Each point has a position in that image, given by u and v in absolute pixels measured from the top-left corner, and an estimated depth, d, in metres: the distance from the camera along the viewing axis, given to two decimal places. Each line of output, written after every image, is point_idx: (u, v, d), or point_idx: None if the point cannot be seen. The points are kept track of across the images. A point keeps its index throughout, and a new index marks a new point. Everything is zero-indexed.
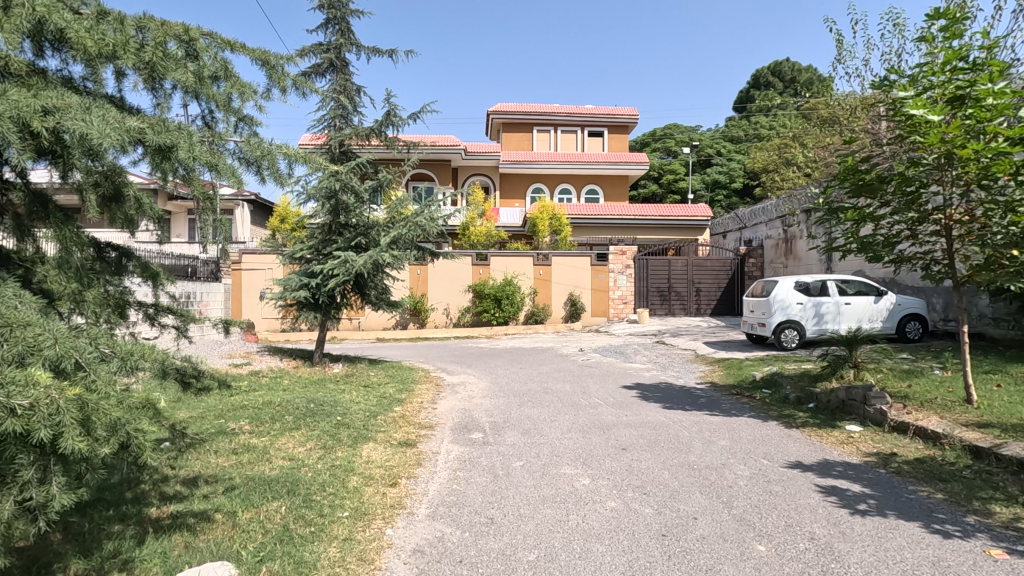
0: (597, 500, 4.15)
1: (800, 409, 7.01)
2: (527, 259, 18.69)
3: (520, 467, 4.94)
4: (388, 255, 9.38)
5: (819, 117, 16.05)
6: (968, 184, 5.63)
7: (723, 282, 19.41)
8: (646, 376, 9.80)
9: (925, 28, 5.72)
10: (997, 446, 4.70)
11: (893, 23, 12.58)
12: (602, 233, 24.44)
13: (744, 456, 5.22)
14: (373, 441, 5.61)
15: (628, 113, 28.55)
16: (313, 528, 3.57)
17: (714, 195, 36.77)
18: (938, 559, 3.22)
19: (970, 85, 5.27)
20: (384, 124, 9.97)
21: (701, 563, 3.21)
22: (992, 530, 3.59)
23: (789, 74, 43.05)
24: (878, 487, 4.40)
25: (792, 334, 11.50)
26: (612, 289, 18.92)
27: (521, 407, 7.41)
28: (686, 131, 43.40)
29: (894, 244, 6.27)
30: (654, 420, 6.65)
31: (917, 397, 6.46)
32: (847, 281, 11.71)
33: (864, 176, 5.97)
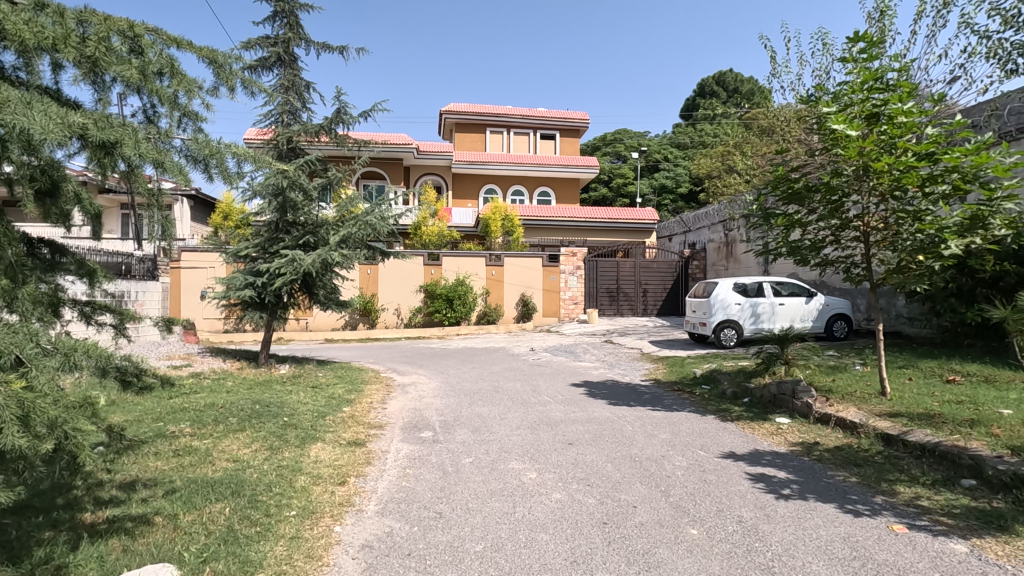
0: (543, 493, 4.31)
1: (736, 403, 7.42)
2: (479, 260, 18.76)
3: (469, 463, 5.04)
4: (337, 254, 9.22)
5: (758, 127, 16.87)
6: (882, 195, 6.13)
7: (669, 283, 20.11)
8: (594, 374, 10.08)
9: (847, 49, 6.20)
10: (904, 433, 5.17)
11: (823, 42, 13.51)
12: (553, 235, 24.85)
13: (683, 448, 5.51)
14: (322, 441, 5.56)
15: (579, 116, 29.10)
16: (259, 528, 3.54)
17: (661, 199, 37.95)
18: (849, 535, 3.54)
19: (883, 103, 5.74)
20: (334, 122, 9.84)
21: (639, 547, 3.40)
22: (895, 508, 3.98)
23: (731, 84, 44.89)
24: (801, 472, 4.76)
25: (731, 333, 12.09)
26: (563, 290, 19.21)
27: (471, 406, 7.50)
28: (635, 136, 44.63)
29: (819, 249, 6.79)
30: (600, 416, 6.89)
31: (839, 390, 6.97)
32: (781, 282, 12.40)
33: (793, 184, 6.44)
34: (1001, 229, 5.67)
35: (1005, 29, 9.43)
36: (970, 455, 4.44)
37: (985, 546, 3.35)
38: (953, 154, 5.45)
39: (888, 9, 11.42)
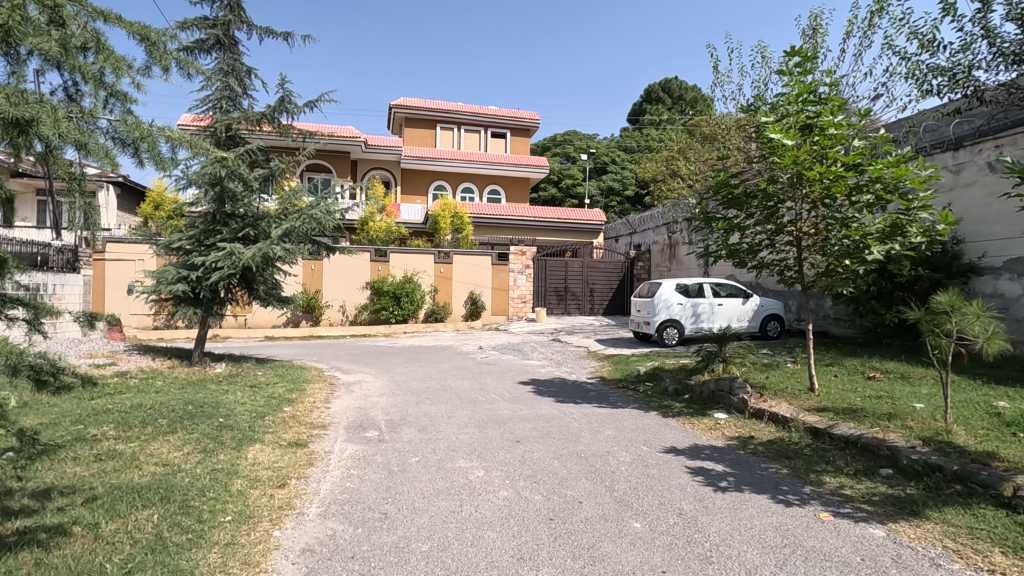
0: (490, 491, 4.30)
1: (677, 400, 7.67)
2: (427, 257, 18.54)
3: (416, 463, 4.97)
4: (279, 248, 8.85)
5: (701, 134, 17.51)
6: (814, 202, 6.49)
7: (615, 283, 20.58)
8: (541, 372, 10.17)
9: (784, 63, 6.52)
10: (830, 426, 5.51)
11: (761, 55, 14.19)
12: (503, 233, 24.91)
13: (627, 444, 5.64)
14: (261, 443, 5.33)
15: (530, 116, 29.28)
16: (190, 535, 3.35)
17: (608, 201, 38.75)
18: (780, 524, 3.73)
19: (816, 115, 6.08)
20: (277, 111, 9.46)
21: (584, 542, 3.46)
22: (822, 496, 4.23)
23: (676, 91, 46.39)
24: (737, 465, 4.98)
25: (673, 332, 12.50)
26: (511, 289, 19.29)
27: (419, 405, 7.40)
28: (584, 137, 45.36)
29: (755, 252, 7.13)
30: (547, 413, 6.95)
31: (772, 386, 7.35)
32: (720, 283, 12.92)
33: (733, 190, 6.75)
34: (916, 237, 6.14)
35: (922, 52, 10.21)
36: (888, 446, 4.76)
37: (900, 530, 3.61)
38: (876, 166, 5.85)
39: (820, 27, 12.12)
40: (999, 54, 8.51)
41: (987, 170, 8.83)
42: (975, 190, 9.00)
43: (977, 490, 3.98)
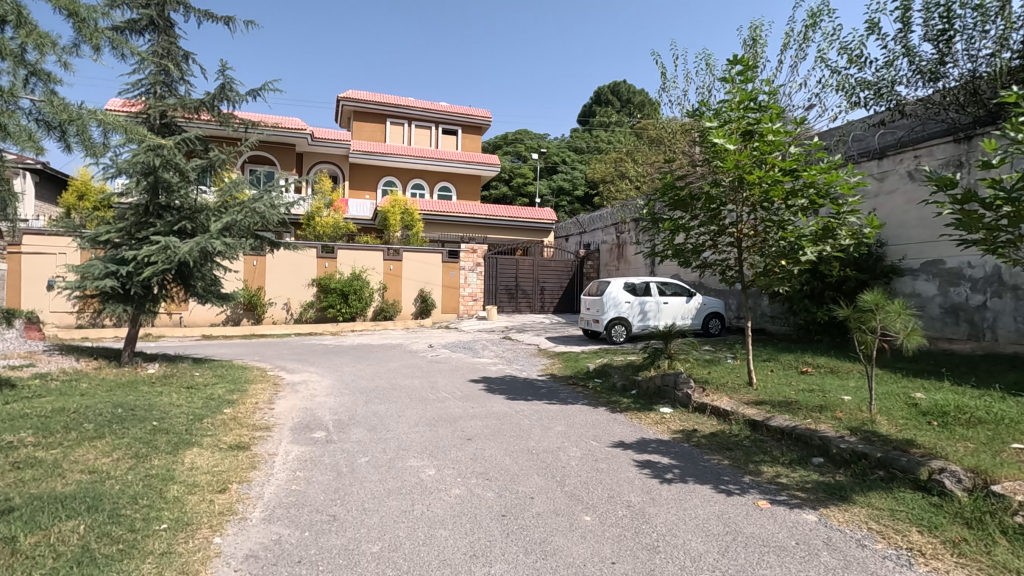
0: (442, 489, 4.28)
1: (625, 396, 7.87)
2: (376, 254, 18.18)
3: (365, 463, 4.87)
4: (219, 242, 8.44)
5: (649, 137, 17.99)
6: (753, 205, 6.79)
7: (564, 281, 20.87)
8: (492, 370, 10.18)
9: (727, 70, 6.78)
10: (767, 419, 5.79)
11: (706, 63, 14.74)
12: (453, 231, 24.77)
13: (577, 439, 5.74)
14: (198, 447, 5.08)
15: (482, 114, 29.21)
16: (121, 546, 3.15)
17: (558, 200, 39.23)
18: (722, 513, 3.90)
19: (756, 122, 6.35)
20: (217, 99, 9.03)
21: (536, 537, 3.49)
22: (760, 485, 4.45)
23: (625, 95, 47.52)
24: (682, 458, 5.16)
25: (621, 330, 12.79)
26: (462, 286, 19.20)
27: (368, 404, 7.24)
28: (535, 137, 45.72)
29: (699, 252, 7.40)
30: (498, 411, 6.97)
31: (714, 381, 7.65)
32: (666, 283, 13.33)
33: (679, 192, 6.98)
34: (845, 240, 6.54)
35: (850, 66, 10.88)
36: (820, 436, 5.05)
37: (830, 515, 3.84)
38: (811, 172, 6.19)
39: (760, 38, 12.69)
40: (918, 71, 9.18)
41: (906, 179, 9.49)
42: (896, 197, 9.66)
43: (897, 475, 4.29)
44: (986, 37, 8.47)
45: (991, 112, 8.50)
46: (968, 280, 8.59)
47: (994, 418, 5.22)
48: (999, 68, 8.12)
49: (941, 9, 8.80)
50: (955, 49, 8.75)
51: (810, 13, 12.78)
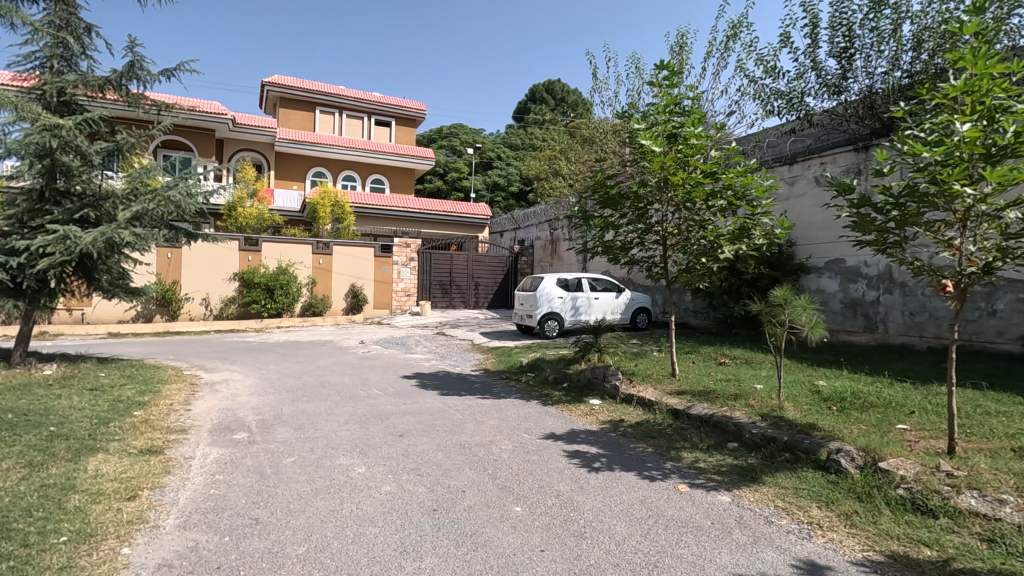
0: (372, 486, 4.21)
1: (557, 388, 8.06)
2: (304, 247, 17.50)
3: (291, 463, 4.71)
4: (127, 233, 7.80)
5: (581, 136, 18.39)
6: (677, 205, 7.11)
7: (499, 277, 20.99)
8: (426, 366, 10.10)
9: (654, 75, 7.06)
10: (688, 408, 6.12)
11: (636, 67, 15.24)
12: (386, 225, 24.26)
13: (509, 433, 5.82)
14: (104, 453, 4.71)
15: (416, 106, 28.71)
16: (13, 563, 2.89)
17: (493, 196, 39.28)
18: (646, 498, 4.09)
19: (680, 126, 6.64)
20: (125, 77, 8.35)
21: (467, 529, 3.52)
22: (680, 470, 4.70)
23: (559, 93, 48.29)
24: (609, 447, 5.36)
25: (554, 325, 13.05)
26: (395, 281, 18.84)
27: (294, 403, 6.99)
28: (471, 132, 45.60)
29: (627, 249, 7.69)
30: (431, 406, 6.94)
31: (641, 373, 7.98)
32: (596, 279, 13.71)
33: (609, 191, 7.21)
34: (759, 239, 6.98)
35: (766, 76, 11.62)
36: (734, 423, 5.41)
37: (742, 495, 4.13)
38: (729, 175, 6.56)
39: (685, 45, 13.30)
40: (824, 84, 9.94)
41: (813, 184, 10.26)
42: (804, 201, 10.43)
43: (801, 456, 4.66)
44: (881, 56, 9.30)
45: (885, 125, 9.34)
46: (864, 278, 9.43)
47: (883, 402, 5.78)
48: (891, 85, 8.94)
49: (844, 28, 9.57)
50: (855, 65, 9.54)
51: (730, 24, 13.52)
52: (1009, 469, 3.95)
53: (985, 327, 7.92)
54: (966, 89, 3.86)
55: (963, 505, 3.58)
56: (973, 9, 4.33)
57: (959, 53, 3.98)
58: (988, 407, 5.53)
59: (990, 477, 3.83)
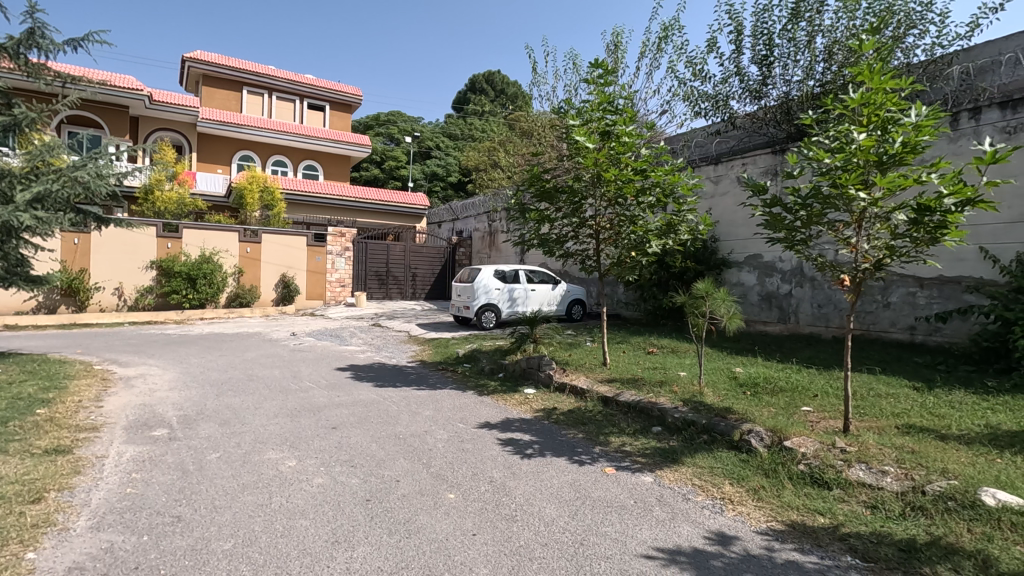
0: (303, 479, 4.15)
1: (492, 378, 8.18)
2: (230, 235, 16.66)
3: (216, 459, 4.55)
4: (28, 216, 7.14)
5: (520, 129, 18.53)
6: (610, 200, 7.37)
7: (436, 268, 20.85)
8: (360, 358, 9.94)
9: (589, 73, 7.26)
10: (617, 395, 6.40)
11: (573, 63, 15.52)
12: (319, 213, 23.47)
13: (444, 422, 5.87)
14: (1, 454, 4.35)
15: (352, 91, 27.82)
16: None
17: (432, 186, 38.82)
18: (575, 481, 4.27)
19: (614, 124, 6.86)
20: (23, 45, 7.61)
21: (400, 517, 3.55)
22: (608, 454, 4.94)
23: (499, 85, 48.28)
24: (542, 434, 5.53)
25: (490, 316, 13.16)
26: (329, 272, 18.31)
27: (220, 397, 6.71)
28: (409, 120, 44.82)
29: (562, 242, 7.89)
30: (366, 398, 6.87)
31: (574, 363, 8.23)
32: (533, 271, 13.93)
33: (545, 185, 7.38)
34: (684, 235, 7.37)
35: (695, 79, 12.16)
36: (658, 408, 5.72)
37: (663, 475, 4.40)
38: (657, 173, 6.88)
39: (621, 44, 13.69)
40: (747, 89, 10.54)
41: (735, 183, 10.90)
42: (727, 199, 11.07)
43: (717, 437, 5.01)
44: (797, 66, 9.97)
45: (799, 131, 10.04)
46: (779, 272, 10.13)
47: (791, 387, 6.29)
48: (805, 93, 9.61)
49: (765, 37, 10.18)
50: (774, 73, 10.18)
51: (662, 26, 14.03)
52: (892, 443, 4.43)
53: (880, 318, 8.75)
54: (863, 101, 4.26)
55: (853, 477, 3.99)
56: (872, 29, 4.75)
57: (858, 68, 4.38)
58: (879, 389, 6.15)
59: (876, 451, 4.29)
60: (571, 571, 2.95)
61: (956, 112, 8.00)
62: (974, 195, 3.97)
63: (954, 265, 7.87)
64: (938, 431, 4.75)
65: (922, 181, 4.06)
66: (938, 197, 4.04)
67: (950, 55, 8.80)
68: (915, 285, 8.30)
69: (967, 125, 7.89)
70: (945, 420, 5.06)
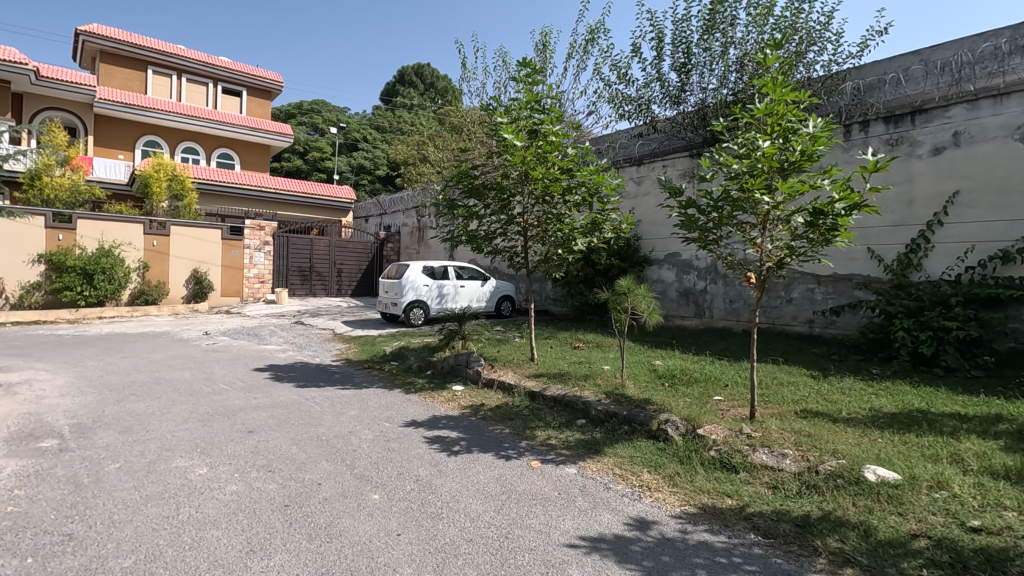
0: (216, 487, 3.93)
1: (420, 376, 8.10)
2: (133, 226, 15.36)
3: (116, 470, 4.20)
4: None
5: (450, 124, 18.35)
6: (537, 198, 7.47)
7: (364, 264, 20.36)
8: (281, 357, 9.52)
9: (518, 71, 7.31)
10: (543, 389, 6.52)
11: (503, 60, 15.53)
12: (235, 205, 22.14)
13: (370, 422, 5.75)
14: None
15: (272, 77, 26.37)
16: None
17: (359, 179, 37.67)
18: (500, 476, 4.31)
19: (541, 123, 6.96)
20: None
21: (322, 521, 3.45)
22: (534, 448, 5.02)
23: (428, 78, 47.69)
24: (468, 430, 5.54)
25: (419, 313, 12.98)
26: (247, 267, 17.39)
27: (121, 403, 6.20)
28: (334, 110, 43.31)
29: (490, 239, 7.92)
30: (286, 399, 6.59)
31: (502, 358, 8.30)
32: (463, 267, 13.87)
33: (472, 181, 7.40)
34: (608, 234, 7.59)
35: (619, 82, 12.57)
36: (582, 402, 5.88)
37: (586, 466, 4.54)
38: (582, 172, 7.03)
39: (548, 44, 13.88)
40: (666, 94, 11.01)
41: (656, 185, 11.39)
42: (648, 200, 11.56)
43: (637, 428, 5.23)
44: (712, 75, 10.54)
45: (713, 136, 10.66)
46: (695, 270, 10.69)
47: (704, 378, 6.69)
48: (719, 101, 10.16)
49: (683, 46, 10.68)
50: (691, 80, 10.70)
51: (589, 29, 14.36)
52: (791, 428, 4.82)
53: (784, 312, 9.47)
54: (767, 111, 4.58)
55: (756, 460, 4.30)
56: (776, 42, 5.10)
57: (764, 79, 4.68)
58: (781, 378, 6.67)
59: (778, 435, 4.64)
60: (495, 566, 2.98)
61: (849, 124, 8.79)
62: (860, 201, 4.37)
63: (845, 264, 8.66)
64: (830, 415, 5.22)
65: (816, 187, 4.41)
66: (831, 202, 4.42)
67: (844, 72, 9.60)
68: (814, 281, 9.03)
69: (857, 136, 8.68)
70: (836, 404, 5.57)
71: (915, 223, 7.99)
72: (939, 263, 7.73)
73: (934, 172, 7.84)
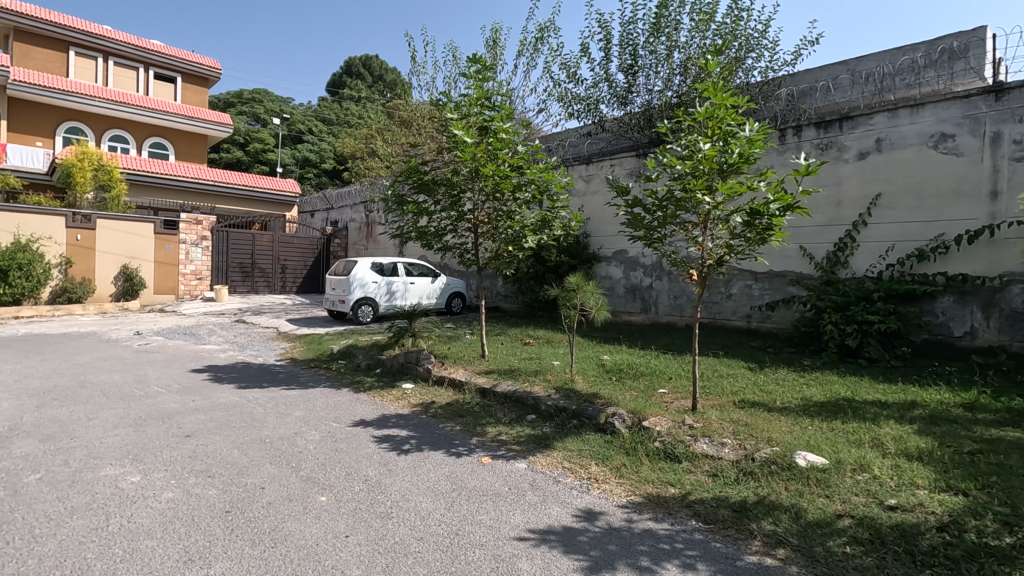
0: (150, 495, 3.74)
1: (369, 374, 7.97)
2: (54, 219, 14.28)
3: (37, 481, 3.92)
4: None
5: (399, 118, 18.04)
6: (487, 195, 7.46)
7: (309, 260, 19.87)
8: (221, 358, 9.13)
9: (468, 67, 7.28)
10: (494, 386, 6.55)
11: (453, 55, 15.40)
12: (169, 197, 21.02)
13: (316, 422, 5.61)
14: None
15: (209, 63, 25.11)
16: None
17: (304, 172, 36.49)
18: (451, 473, 4.31)
19: (491, 120, 6.96)
20: None
21: (266, 526, 3.35)
22: (484, 444, 5.04)
23: (376, 70, 46.72)
24: (419, 428, 5.49)
25: (367, 310, 12.73)
26: (182, 263, 16.54)
27: (42, 409, 5.77)
28: (277, 100, 41.76)
29: (440, 236, 7.86)
30: (227, 401, 6.33)
31: (452, 356, 8.27)
32: (413, 264, 13.71)
33: (422, 177, 7.32)
34: (557, 231, 7.68)
35: (568, 81, 12.74)
36: (532, 397, 5.95)
37: (536, 461, 4.60)
38: (532, 170, 7.07)
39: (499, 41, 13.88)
40: (614, 95, 11.25)
41: (604, 183, 11.63)
42: (597, 198, 11.79)
43: (585, 421, 5.34)
44: (657, 77, 10.84)
45: (659, 136, 10.98)
46: (642, 267, 10.99)
47: (649, 371, 6.91)
48: (664, 103, 10.47)
49: (630, 48, 10.93)
50: (638, 82, 10.98)
51: (539, 27, 14.46)
52: (730, 418, 5.05)
53: (724, 307, 9.89)
54: (708, 114, 4.76)
55: (698, 450, 4.49)
56: (716, 48, 5.30)
57: (705, 84, 4.86)
58: (722, 370, 6.97)
59: (717, 425, 4.86)
60: (445, 563, 2.99)
61: (783, 129, 9.25)
62: (792, 202, 4.62)
63: (780, 262, 9.12)
64: (765, 405, 5.51)
65: (753, 188, 4.63)
66: (766, 202, 4.64)
67: (779, 78, 10.09)
68: (751, 278, 9.47)
69: (791, 140, 9.15)
70: (771, 394, 5.88)
71: (842, 223, 8.51)
72: (863, 261, 8.27)
73: (859, 176, 8.37)
